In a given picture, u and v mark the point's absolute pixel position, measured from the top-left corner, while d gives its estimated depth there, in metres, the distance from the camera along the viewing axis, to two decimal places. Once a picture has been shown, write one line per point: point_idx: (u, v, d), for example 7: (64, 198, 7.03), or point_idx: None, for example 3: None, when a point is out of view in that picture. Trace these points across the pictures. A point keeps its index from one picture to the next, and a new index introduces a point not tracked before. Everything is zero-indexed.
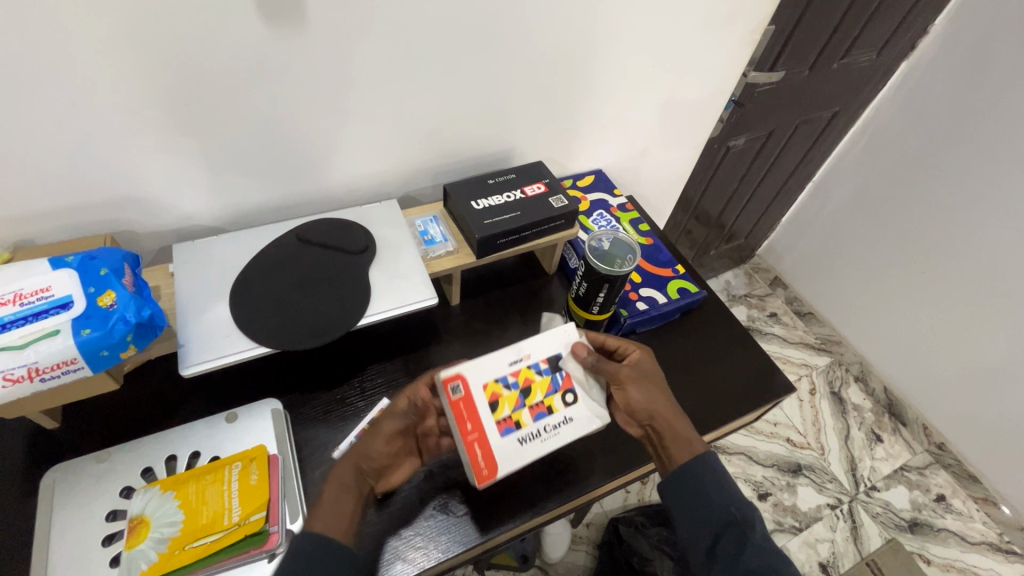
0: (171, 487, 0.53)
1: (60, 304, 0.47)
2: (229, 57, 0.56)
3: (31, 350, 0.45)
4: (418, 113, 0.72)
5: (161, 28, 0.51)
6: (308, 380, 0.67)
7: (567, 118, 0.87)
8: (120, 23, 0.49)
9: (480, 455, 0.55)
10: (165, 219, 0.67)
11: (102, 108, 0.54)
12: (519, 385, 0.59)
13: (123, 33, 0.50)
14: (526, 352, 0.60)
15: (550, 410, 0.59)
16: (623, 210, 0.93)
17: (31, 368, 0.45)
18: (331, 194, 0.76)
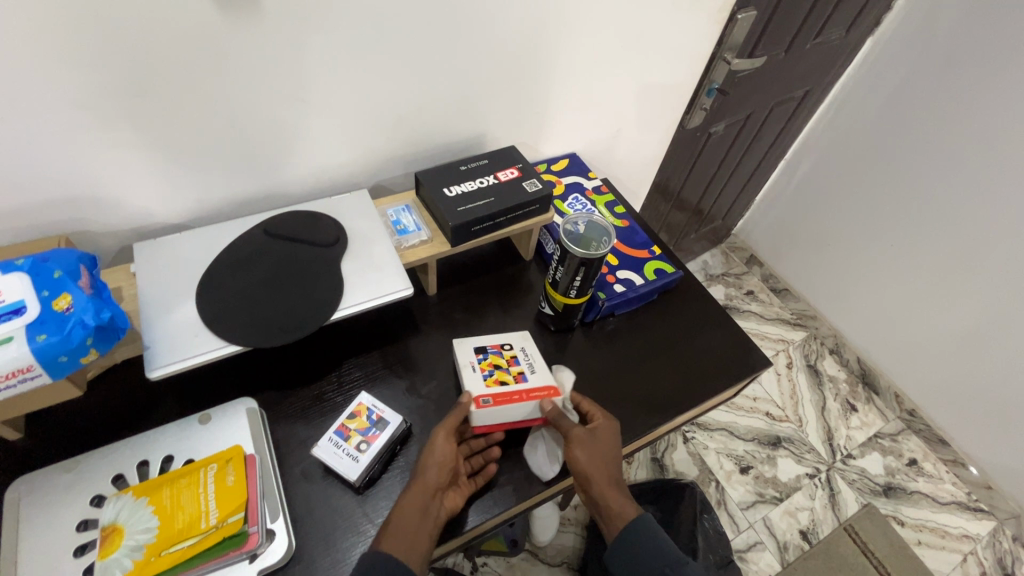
0: (144, 493, 0.51)
1: (14, 309, 0.45)
2: (180, 45, 0.53)
3: None
4: (385, 99, 0.70)
5: (103, 16, 0.48)
6: (283, 377, 0.65)
7: (538, 100, 0.86)
8: (57, 11, 0.46)
9: (539, 394, 0.64)
10: (124, 217, 0.65)
11: (46, 102, 0.51)
12: (492, 371, 0.66)
13: (60, 22, 0.47)
14: (465, 362, 0.67)
15: (514, 353, 0.69)
16: (598, 193, 0.92)
17: None
18: (298, 185, 0.74)
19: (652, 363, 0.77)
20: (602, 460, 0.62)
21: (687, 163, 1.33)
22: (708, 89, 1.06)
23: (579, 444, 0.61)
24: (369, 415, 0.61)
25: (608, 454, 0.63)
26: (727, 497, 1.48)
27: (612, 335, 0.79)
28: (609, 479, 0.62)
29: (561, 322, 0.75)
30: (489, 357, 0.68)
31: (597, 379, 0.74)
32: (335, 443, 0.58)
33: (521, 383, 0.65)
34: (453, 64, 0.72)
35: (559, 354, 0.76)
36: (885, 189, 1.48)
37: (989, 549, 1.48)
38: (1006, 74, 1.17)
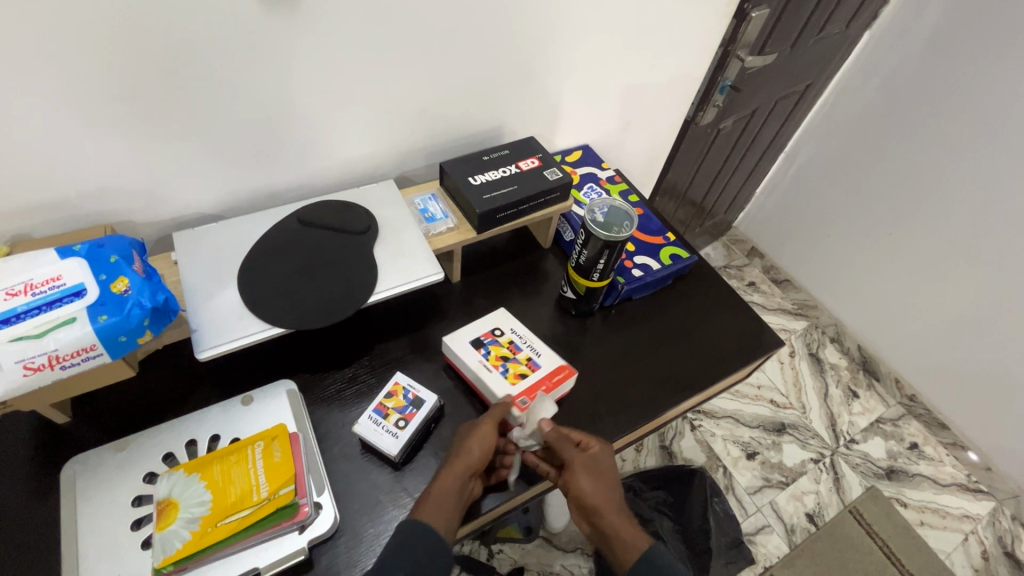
0: (195, 470, 0.53)
1: (75, 291, 0.47)
2: (223, 40, 0.55)
3: (49, 338, 0.45)
4: (411, 92, 0.73)
5: (154, 11, 0.50)
6: (318, 361, 0.68)
7: (554, 93, 0.88)
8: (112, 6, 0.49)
9: (555, 375, 0.67)
10: (161, 209, 0.67)
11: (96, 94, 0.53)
12: (504, 365, 0.67)
13: (115, 17, 0.49)
14: (473, 360, 0.67)
15: (510, 338, 0.70)
16: (612, 182, 0.95)
17: (51, 355, 0.45)
18: (327, 176, 0.76)
19: (670, 345, 0.80)
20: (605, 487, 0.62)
21: (697, 158, 1.36)
22: (722, 85, 1.10)
23: (580, 471, 0.61)
24: (408, 399, 0.63)
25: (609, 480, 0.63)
26: (735, 483, 1.52)
27: (630, 319, 0.81)
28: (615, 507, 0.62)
29: (582, 305, 0.78)
30: (492, 351, 0.69)
31: (617, 361, 0.77)
32: (374, 421, 0.60)
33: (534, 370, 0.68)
34: (476, 57, 0.74)
35: (580, 337, 0.78)
36: (884, 179, 1.51)
37: (989, 529, 1.52)
38: (1000, 65, 1.20)
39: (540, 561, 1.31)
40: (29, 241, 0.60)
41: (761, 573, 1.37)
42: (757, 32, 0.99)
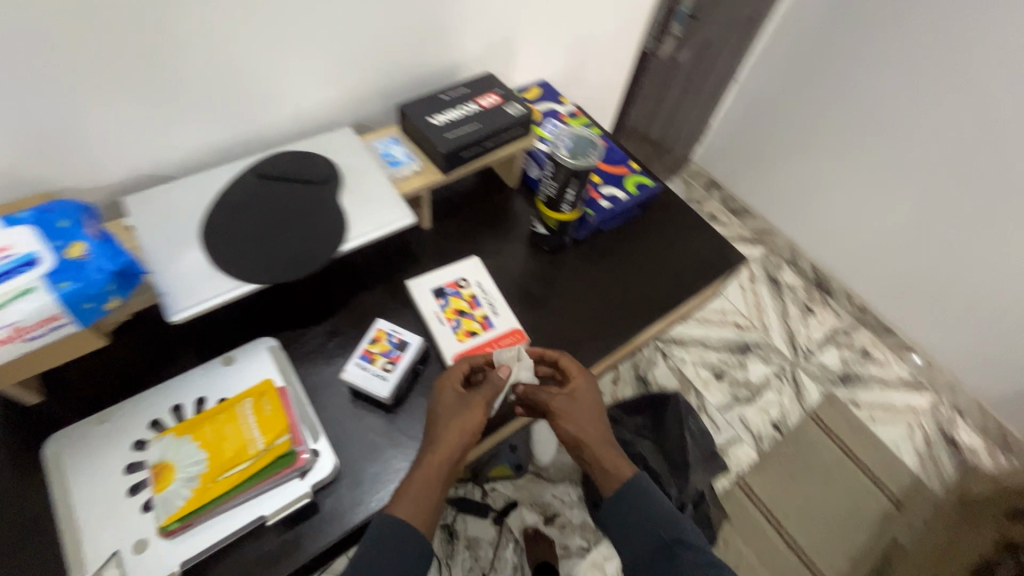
0: (186, 431, 0.53)
1: (26, 261, 0.44)
2: None
3: (9, 310, 0.43)
4: (361, 30, 0.69)
5: None
6: (297, 316, 0.67)
7: (509, 25, 0.85)
8: None
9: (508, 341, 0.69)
10: (103, 175, 0.62)
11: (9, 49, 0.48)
12: (458, 318, 0.69)
13: None
14: (432, 310, 0.69)
15: (471, 291, 0.72)
16: (572, 117, 0.94)
17: (15, 328, 0.43)
18: (280, 128, 0.72)
19: (640, 271, 0.82)
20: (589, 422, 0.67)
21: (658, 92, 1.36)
22: (678, 14, 1.10)
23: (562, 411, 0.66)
24: (392, 344, 0.63)
25: (592, 413, 0.67)
26: (707, 402, 1.61)
27: (602, 250, 0.83)
28: (601, 439, 0.67)
29: (554, 240, 0.79)
30: (451, 303, 0.70)
31: (592, 290, 0.79)
32: (362, 367, 0.61)
33: (487, 329, 0.69)
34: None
35: (555, 271, 0.80)
36: (834, 101, 1.55)
37: (930, 418, 1.68)
38: None
39: (532, 494, 1.38)
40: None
41: (734, 479, 1.49)
42: None
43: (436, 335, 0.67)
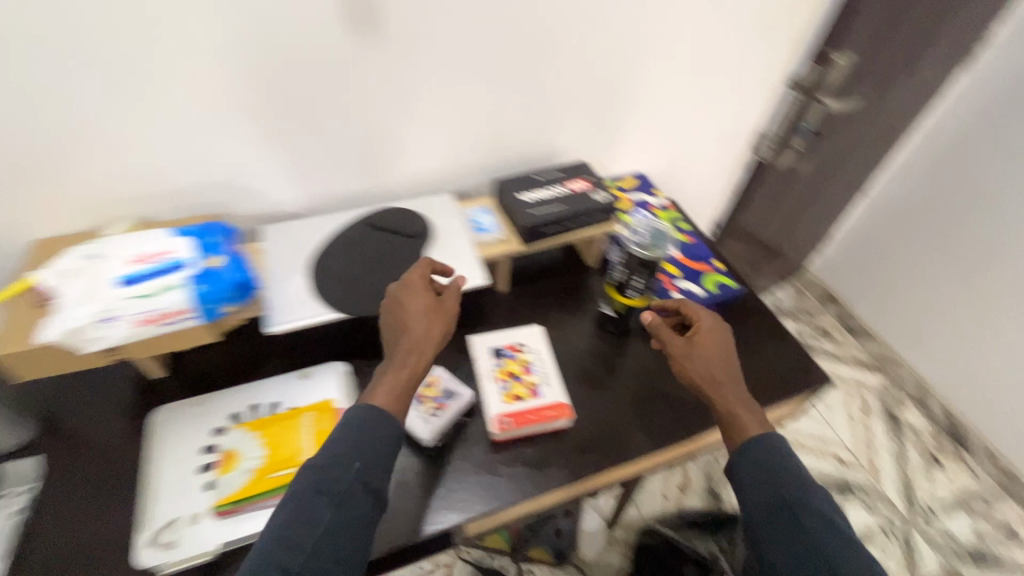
0: (255, 428, 0.63)
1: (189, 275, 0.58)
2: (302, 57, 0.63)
3: (159, 298, 0.56)
4: (470, 118, 0.78)
5: (275, 49, 0.61)
6: (377, 396, 0.55)
7: (613, 129, 0.91)
8: (253, 47, 0.60)
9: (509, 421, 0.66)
10: (152, 165, 0.66)
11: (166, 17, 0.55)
12: (439, 395, 0.67)
13: (224, 47, 0.59)
14: (434, 377, 0.69)
15: (427, 398, 0.67)
16: (662, 210, 0.95)
17: (160, 312, 0.56)
18: (394, 186, 0.82)
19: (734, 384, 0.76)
20: (721, 368, 0.64)
21: (772, 203, 1.33)
22: (800, 128, 1.07)
23: (704, 338, 0.66)
24: (502, 356, 0.73)
25: (716, 357, 0.65)
26: None
27: None
28: (733, 392, 0.62)
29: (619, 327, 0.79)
30: (426, 401, 0.67)
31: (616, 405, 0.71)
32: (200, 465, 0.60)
33: (444, 407, 0.66)
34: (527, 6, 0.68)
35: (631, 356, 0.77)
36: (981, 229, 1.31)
37: None
38: None
39: None
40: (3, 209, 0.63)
41: None
42: (843, 77, 0.98)
43: (417, 421, 0.65)
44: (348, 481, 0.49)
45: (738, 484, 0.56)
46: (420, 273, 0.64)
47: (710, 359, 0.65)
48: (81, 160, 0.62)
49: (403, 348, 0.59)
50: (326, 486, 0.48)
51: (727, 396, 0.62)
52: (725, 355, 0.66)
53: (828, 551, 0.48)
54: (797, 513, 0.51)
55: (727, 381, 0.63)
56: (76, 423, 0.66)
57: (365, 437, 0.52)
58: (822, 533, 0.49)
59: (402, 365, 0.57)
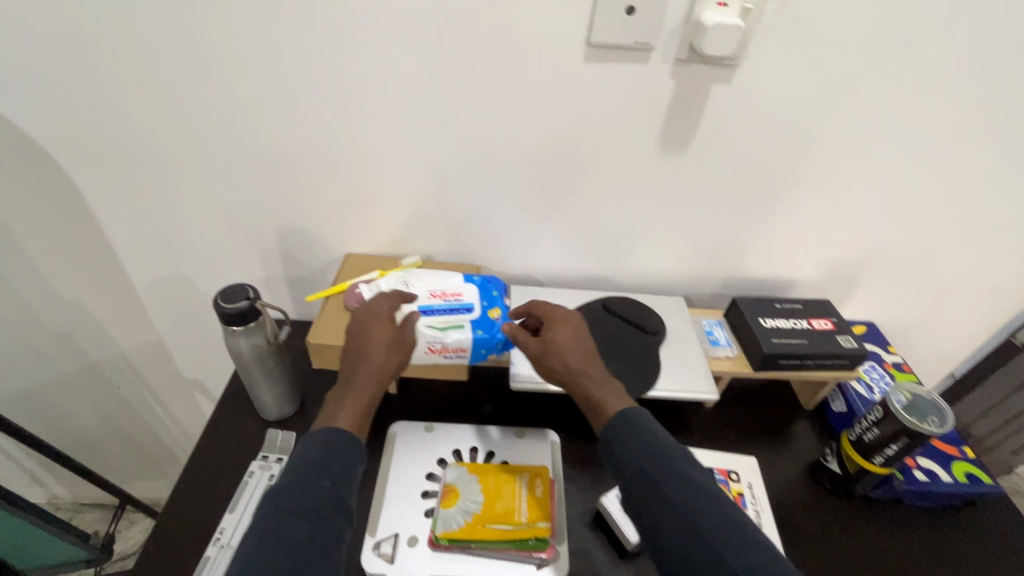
0: (475, 472, 0.66)
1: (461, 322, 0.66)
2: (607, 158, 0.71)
3: (447, 332, 0.65)
4: (722, 234, 0.82)
5: (589, 148, 0.70)
6: (338, 416, 0.54)
7: (857, 273, 0.88)
8: (573, 144, 0.70)
9: None
10: (455, 217, 0.78)
11: (525, 110, 0.67)
12: None
13: (553, 140, 0.70)
14: None
15: None
16: (898, 368, 0.86)
17: (444, 344, 0.65)
18: (629, 277, 0.88)
19: None
20: (588, 362, 0.61)
21: None
22: None
23: (559, 324, 0.64)
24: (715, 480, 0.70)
25: (583, 350, 0.62)
26: None
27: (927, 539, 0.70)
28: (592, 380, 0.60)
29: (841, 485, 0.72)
30: None
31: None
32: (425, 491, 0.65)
33: None
34: (818, 150, 0.71)
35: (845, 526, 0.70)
36: None
37: None
38: None
39: None
40: (339, 222, 0.78)
41: None
42: None
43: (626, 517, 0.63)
44: (320, 495, 0.47)
45: (610, 446, 0.54)
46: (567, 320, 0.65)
47: (562, 343, 0.62)
48: (409, 200, 0.76)
49: (361, 377, 0.57)
50: (301, 505, 0.46)
51: (586, 388, 0.59)
52: (580, 345, 0.62)
53: (722, 553, 0.45)
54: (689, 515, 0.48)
55: (590, 369, 0.61)
56: (324, 411, 0.76)
57: (316, 451, 0.50)
58: (710, 529, 0.47)
59: (341, 392, 0.56)
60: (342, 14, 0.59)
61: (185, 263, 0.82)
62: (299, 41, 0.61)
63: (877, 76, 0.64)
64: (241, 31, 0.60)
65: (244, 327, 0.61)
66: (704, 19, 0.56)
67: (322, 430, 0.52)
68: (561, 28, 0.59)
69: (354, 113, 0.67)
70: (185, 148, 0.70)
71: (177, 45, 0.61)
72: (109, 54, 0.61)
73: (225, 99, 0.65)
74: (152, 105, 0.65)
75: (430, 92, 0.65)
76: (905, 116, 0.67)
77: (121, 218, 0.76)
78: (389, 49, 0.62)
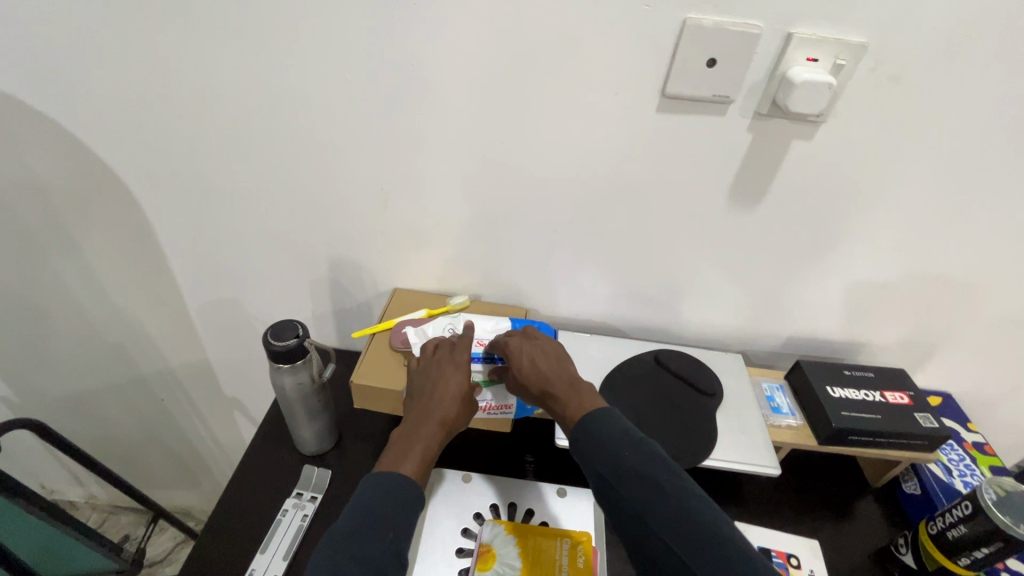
0: (514, 532, 0.62)
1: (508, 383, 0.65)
2: (668, 209, 0.68)
3: (488, 390, 0.66)
4: (787, 292, 0.77)
5: (651, 198, 0.67)
6: (405, 461, 0.50)
7: (936, 341, 0.81)
8: (634, 194, 0.67)
9: None
10: (506, 259, 0.77)
11: (588, 157, 0.64)
12: None
13: (614, 188, 0.67)
14: None
15: None
16: (980, 450, 0.78)
17: (486, 403, 0.66)
18: (682, 329, 0.83)
19: None
20: (548, 369, 0.58)
21: None
22: None
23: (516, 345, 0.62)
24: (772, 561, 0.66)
25: (546, 361, 0.59)
26: None
27: None
28: (563, 387, 0.56)
29: None
30: None
31: None
32: (463, 549, 0.62)
33: None
34: (903, 211, 0.66)
35: None
36: None
37: None
38: None
39: None
40: (390, 258, 0.78)
41: None
42: None
43: None
44: (380, 550, 0.44)
45: (572, 450, 0.52)
46: (522, 341, 0.62)
47: (526, 365, 0.59)
48: (459, 239, 0.75)
49: (432, 423, 0.54)
50: (366, 555, 0.43)
51: (552, 403, 0.56)
52: (542, 360, 0.59)
53: (673, 545, 0.43)
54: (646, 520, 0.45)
55: (553, 382, 0.57)
56: (361, 449, 0.74)
57: (385, 500, 0.47)
58: (660, 523, 0.44)
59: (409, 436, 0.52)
60: (411, 57, 0.59)
61: (237, 287, 0.83)
62: (366, 82, 0.61)
63: (977, 142, 0.59)
64: (311, 70, 0.60)
65: (290, 365, 0.60)
66: (790, 75, 0.53)
67: (390, 476, 0.49)
68: (634, 78, 0.57)
69: (413, 153, 0.66)
70: (247, 179, 0.71)
71: (250, 82, 0.62)
72: (185, 88, 0.63)
73: (290, 135, 0.66)
74: (220, 137, 0.67)
75: (492, 136, 0.64)
76: (1007, 182, 0.62)
77: (180, 241, 0.78)
78: (454, 92, 0.61)
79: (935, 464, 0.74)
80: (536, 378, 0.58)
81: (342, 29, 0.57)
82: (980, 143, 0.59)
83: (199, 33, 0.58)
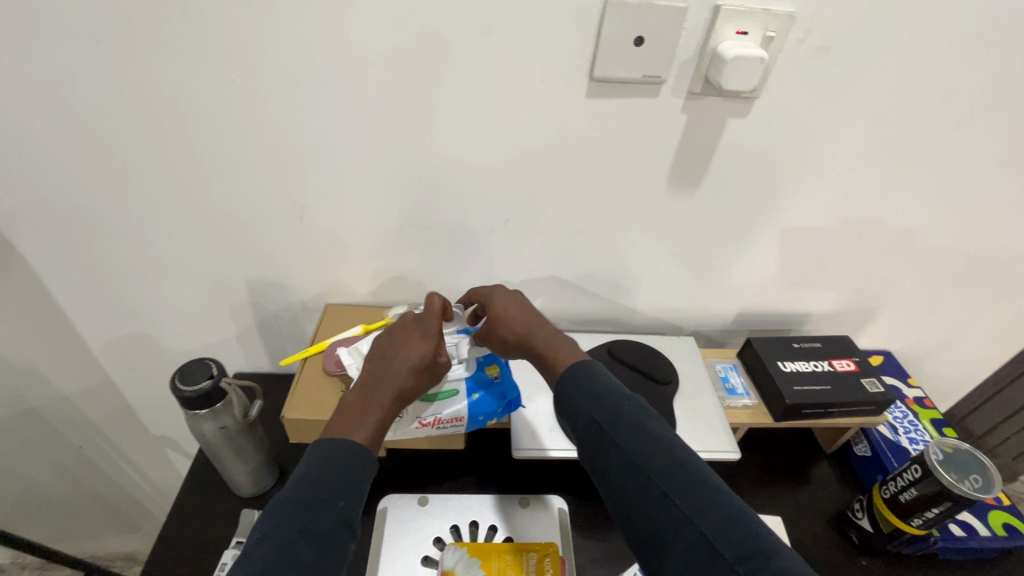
0: (477, 554, 0.58)
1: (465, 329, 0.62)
2: (607, 198, 0.65)
3: (441, 404, 0.59)
4: (732, 271, 0.76)
5: (589, 189, 0.64)
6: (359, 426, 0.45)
7: (874, 304, 0.82)
8: (570, 185, 0.64)
9: None
10: (444, 262, 0.72)
11: (519, 150, 0.60)
12: None
13: (550, 181, 0.63)
14: None
15: None
16: (921, 405, 0.81)
17: (437, 417, 0.59)
18: (634, 316, 0.82)
19: None
20: (528, 317, 0.56)
21: None
22: None
23: (499, 293, 0.59)
24: None
25: (523, 310, 0.57)
26: None
27: None
28: (545, 335, 0.54)
29: (871, 543, 0.66)
30: None
31: None
32: None
33: None
34: (837, 183, 0.65)
35: None
36: None
37: None
38: None
39: None
40: (316, 273, 0.71)
41: None
42: None
43: None
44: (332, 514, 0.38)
45: (562, 402, 0.48)
46: (506, 292, 0.59)
47: (513, 310, 0.57)
48: (391, 246, 0.69)
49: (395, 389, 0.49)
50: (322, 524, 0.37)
51: (540, 346, 0.53)
52: (524, 309, 0.57)
53: (672, 496, 0.39)
54: (629, 461, 0.41)
55: (540, 328, 0.55)
56: None
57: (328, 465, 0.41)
58: (659, 471, 0.40)
59: (386, 364, 0.51)
60: (312, 53, 0.52)
61: (151, 322, 0.75)
62: (259, 86, 0.53)
63: (902, 109, 0.58)
64: (192, 76, 0.52)
65: (208, 409, 0.54)
66: (721, 51, 0.50)
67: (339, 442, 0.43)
68: (558, 65, 0.53)
69: (326, 159, 0.60)
70: (138, 205, 0.62)
71: (117, 96, 0.53)
72: (42, 108, 0.53)
73: (182, 150, 0.57)
74: (98, 163, 0.58)
75: (412, 135, 0.58)
76: (933, 147, 0.62)
77: (72, 281, 0.68)
78: (363, 91, 0.54)
79: (881, 424, 0.76)
80: (513, 325, 0.56)
81: (223, 26, 0.49)
82: (905, 111, 0.58)
83: (45, 42, 0.49)
